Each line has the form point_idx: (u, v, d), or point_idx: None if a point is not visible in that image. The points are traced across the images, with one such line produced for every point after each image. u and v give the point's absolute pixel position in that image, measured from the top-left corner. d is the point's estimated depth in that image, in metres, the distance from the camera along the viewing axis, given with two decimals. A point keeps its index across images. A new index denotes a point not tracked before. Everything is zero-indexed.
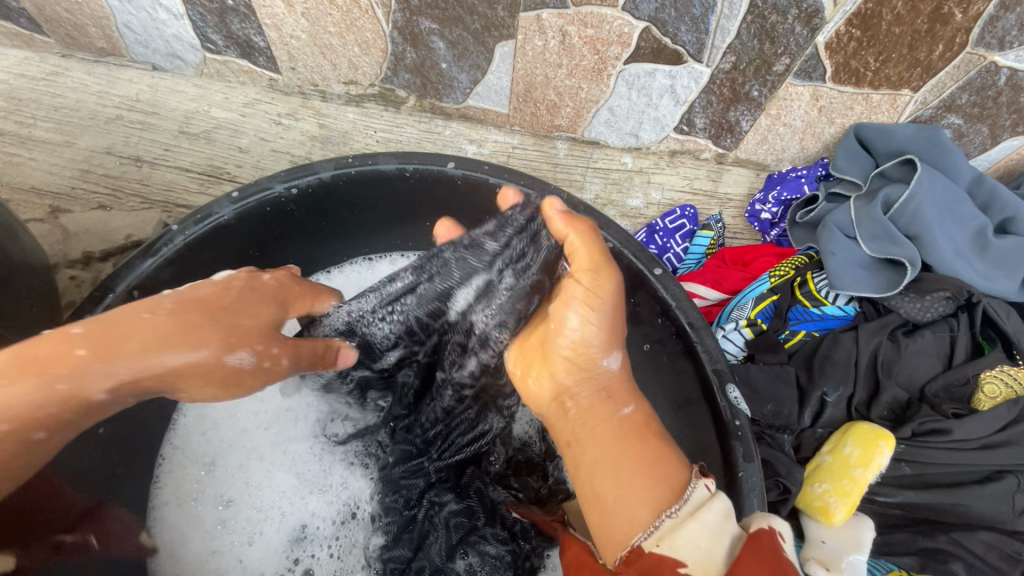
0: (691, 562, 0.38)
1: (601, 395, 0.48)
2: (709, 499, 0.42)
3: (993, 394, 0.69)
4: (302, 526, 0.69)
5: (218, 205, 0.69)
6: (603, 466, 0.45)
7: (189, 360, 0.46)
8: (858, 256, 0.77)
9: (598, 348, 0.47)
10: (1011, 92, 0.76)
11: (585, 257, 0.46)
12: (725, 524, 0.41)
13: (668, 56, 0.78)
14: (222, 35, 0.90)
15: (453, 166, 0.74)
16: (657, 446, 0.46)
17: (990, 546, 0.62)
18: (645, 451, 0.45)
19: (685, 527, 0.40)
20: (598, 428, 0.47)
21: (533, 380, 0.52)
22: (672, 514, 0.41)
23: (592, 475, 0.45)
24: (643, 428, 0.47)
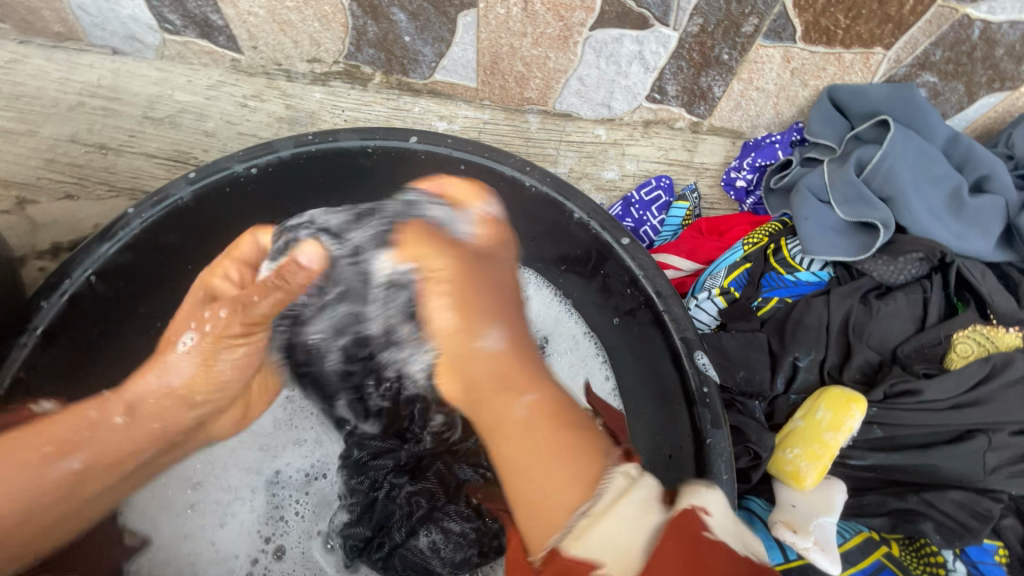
0: (608, 561, 0.37)
1: (501, 378, 0.49)
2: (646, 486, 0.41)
3: (965, 353, 0.69)
4: (276, 474, 0.71)
5: (174, 186, 0.68)
6: (514, 458, 0.44)
7: (163, 371, 0.52)
8: (832, 219, 0.76)
9: (470, 329, 0.51)
10: (985, 47, 0.74)
11: (428, 257, 0.53)
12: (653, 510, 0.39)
13: (634, 20, 0.76)
14: (179, 14, 0.87)
15: (415, 140, 0.72)
16: (570, 429, 0.45)
17: (960, 505, 0.62)
18: (553, 439, 0.44)
19: (600, 524, 0.38)
20: (508, 419, 0.46)
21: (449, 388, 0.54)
22: (586, 511, 0.40)
23: (510, 463, 0.45)
24: (561, 411, 0.46)
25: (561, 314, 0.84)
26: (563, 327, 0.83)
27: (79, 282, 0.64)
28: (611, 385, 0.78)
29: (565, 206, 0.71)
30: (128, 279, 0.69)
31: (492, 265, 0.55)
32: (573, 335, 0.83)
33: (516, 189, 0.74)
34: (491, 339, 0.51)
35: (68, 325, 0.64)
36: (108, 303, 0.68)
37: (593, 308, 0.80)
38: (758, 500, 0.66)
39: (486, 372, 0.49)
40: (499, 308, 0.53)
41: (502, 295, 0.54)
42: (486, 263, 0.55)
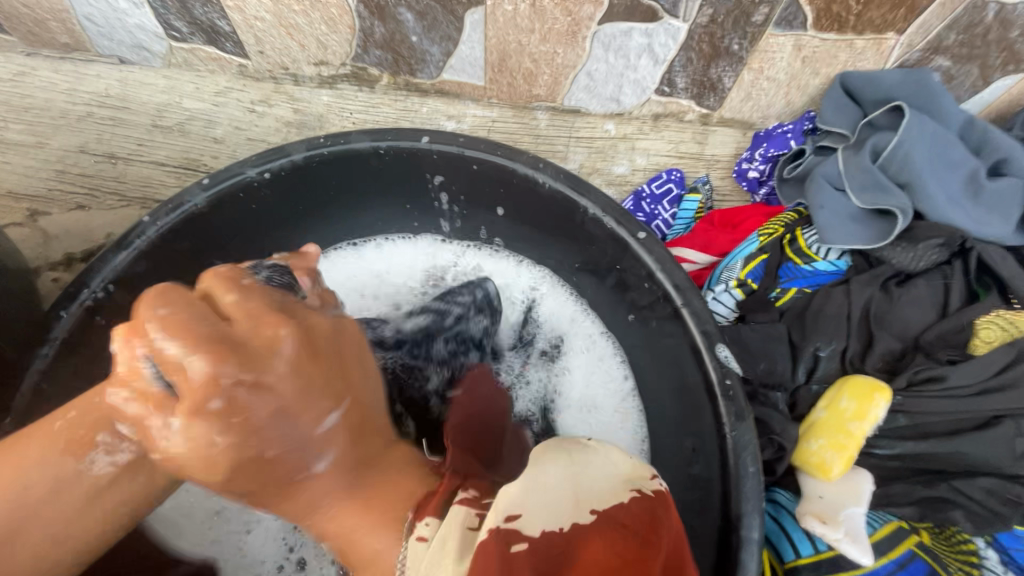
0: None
1: (290, 482, 0.43)
2: (431, 551, 0.39)
3: (989, 339, 0.67)
4: None
5: (189, 193, 0.68)
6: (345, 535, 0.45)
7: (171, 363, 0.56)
8: (848, 208, 0.75)
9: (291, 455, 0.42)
10: (1000, 29, 0.73)
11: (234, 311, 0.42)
12: (456, 539, 0.39)
13: (643, 13, 0.75)
14: (185, 21, 0.87)
15: (428, 140, 0.72)
16: (375, 514, 0.45)
17: (990, 492, 0.62)
18: (368, 500, 0.45)
19: (427, 560, 0.39)
20: (317, 492, 0.44)
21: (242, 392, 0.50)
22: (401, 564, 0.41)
23: (347, 539, 0.45)
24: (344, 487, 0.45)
25: (576, 313, 0.83)
26: (579, 327, 0.83)
27: (98, 291, 0.64)
28: (629, 385, 0.78)
29: (579, 201, 0.71)
30: (145, 288, 0.69)
31: (274, 364, 0.40)
32: (589, 335, 0.82)
33: (529, 186, 0.73)
34: (329, 419, 0.43)
35: (87, 335, 0.64)
36: (125, 312, 0.68)
37: (608, 304, 0.79)
38: (784, 491, 0.66)
39: (242, 477, 0.41)
40: (295, 401, 0.41)
41: (303, 398, 0.41)
42: (304, 358, 0.42)
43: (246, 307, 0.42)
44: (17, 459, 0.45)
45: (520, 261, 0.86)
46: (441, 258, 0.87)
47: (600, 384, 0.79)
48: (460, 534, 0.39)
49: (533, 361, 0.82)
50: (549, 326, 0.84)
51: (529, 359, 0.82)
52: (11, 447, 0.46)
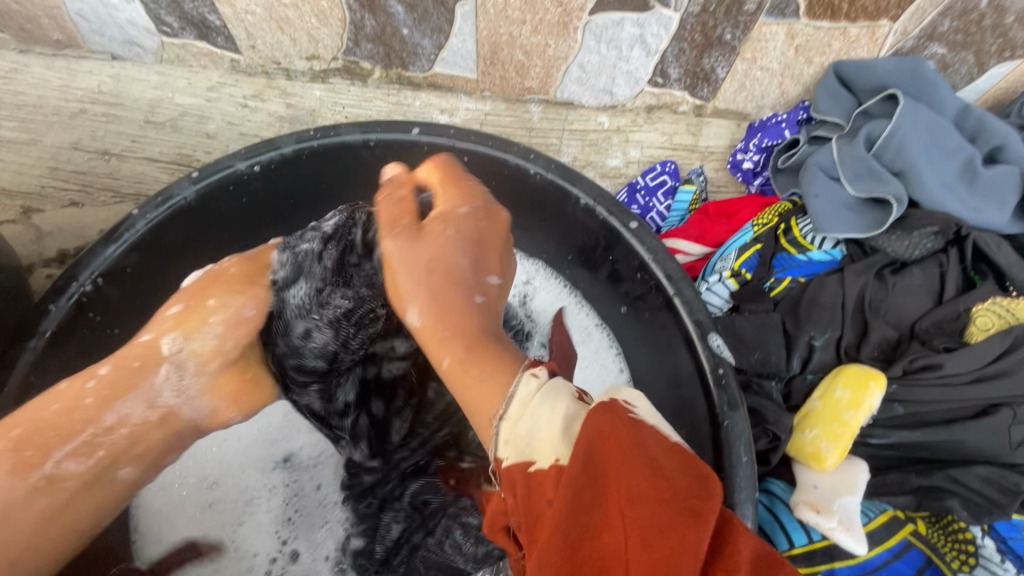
0: (537, 456, 0.36)
1: (436, 294, 0.52)
2: (543, 389, 0.39)
3: (985, 326, 0.67)
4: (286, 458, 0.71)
5: (178, 186, 0.67)
6: (460, 376, 0.46)
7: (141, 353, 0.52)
8: (842, 197, 0.75)
9: (461, 273, 0.54)
10: (994, 15, 0.73)
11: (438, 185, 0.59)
12: (560, 403, 0.38)
13: (634, 3, 0.75)
14: (176, 16, 0.87)
15: (418, 131, 0.72)
16: (489, 348, 0.47)
17: (986, 480, 0.61)
18: (483, 346, 0.47)
19: (516, 423, 0.39)
20: (456, 311, 0.51)
21: (390, 241, 0.56)
22: (503, 416, 0.40)
23: (461, 364, 0.46)
24: (442, 315, 0.51)
25: (570, 305, 0.82)
26: (574, 318, 0.82)
27: (86, 285, 0.63)
28: (626, 377, 0.77)
29: (571, 191, 0.70)
30: (135, 280, 0.69)
31: (462, 222, 0.56)
32: (585, 327, 0.81)
33: (521, 177, 0.73)
34: (489, 280, 0.55)
35: (76, 328, 0.64)
36: (113, 306, 0.67)
37: (601, 296, 0.79)
38: (779, 482, 0.65)
39: (411, 276, 0.54)
40: (480, 260, 0.56)
41: (469, 253, 0.55)
42: (492, 219, 0.58)
43: (442, 178, 0.59)
44: (43, 419, 0.48)
45: (511, 253, 0.85)
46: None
47: (597, 375, 0.78)
48: (565, 404, 0.37)
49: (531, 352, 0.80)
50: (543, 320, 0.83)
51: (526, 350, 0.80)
52: (37, 409, 0.48)
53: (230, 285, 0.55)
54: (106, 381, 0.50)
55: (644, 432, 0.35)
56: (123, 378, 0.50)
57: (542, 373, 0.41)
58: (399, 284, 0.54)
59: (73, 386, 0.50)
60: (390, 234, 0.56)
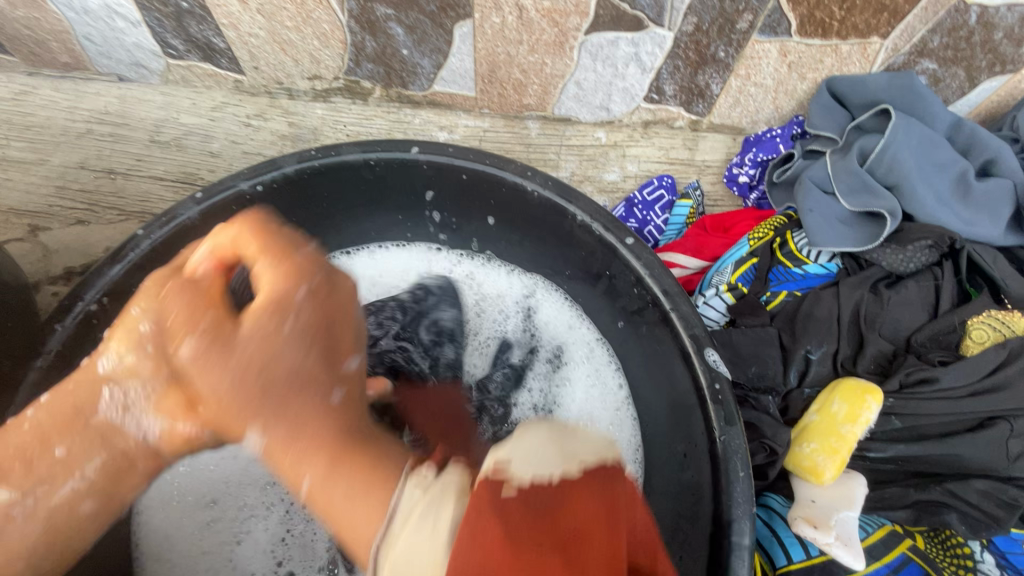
0: None
1: (282, 415, 0.39)
2: (426, 497, 0.33)
3: (981, 339, 0.67)
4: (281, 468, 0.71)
5: (182, 207, 0.69)
6: (322, 505, 0.36)
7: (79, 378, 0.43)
8: (837, 211, 0.76)
9: (311, 376, 0.41)
10: (984, 31, 0.74)
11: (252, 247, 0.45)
12: (443, 511, 0.32)
13: (629, 23, 0.76)
14: (182, 39, 0.89)
15: (417, 150, 0.73)
16: (370, 457, 0.37)
17: (985, 494, 0.61)
18: (358, 466, 0.37)
19: (395, 545, 0.32)
20: (306, 426, 0.39)
21: (186, 338, 0.41)
22: (382, 532, 0.33)
23: (319, 498, 0.36)
24: (290, 433, 0.38)
25: (572, 320, 0.83)
26: (576, 334, 0.83)
27: (91, 304, 0.65)
28: (624, 394, 0.77)
29: (567, 208, 0.71)
30: None
31: (295, 309, 0.42)
32: (587, 342, 0.82)
33: (519, 194, 0.74)
34: (351, 363, 0.44)
35: (82, 347, 0.65)
36: None
37: (599, 311, 0.80)
38: (777, 496, 0.66)
39: (228, 398, 0.39)
40: (335, 346, 0.43)
41: (312, 344, 0.42)
42: (322, 301, 0.44)
43: (269, 244, 0.46)
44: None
45: (511, 269, 0.87)
46: (437, 266, 0.88)
47: (596, 391, 0.79)
48: (453, 507, 0.32)
49: (534, 369, 0.82)
50: (547, 334, 0.84)
51: (529, 367, 0.83)
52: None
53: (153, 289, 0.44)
54: (48, 412, 0.43)
55: (528, 506, 0.31)
56: (63, 410, 0.43)
57: (427, 473, 0.35)
58: (213, 394, 0.40)
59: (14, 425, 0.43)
60: (192, 330, 0.41)
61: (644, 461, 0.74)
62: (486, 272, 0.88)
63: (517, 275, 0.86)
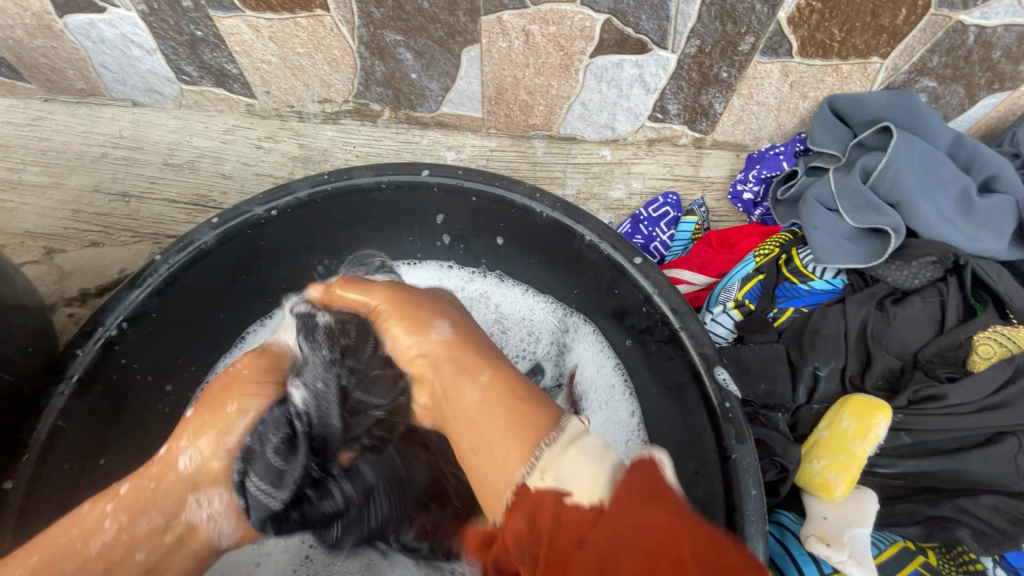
0: (577, 490, 0.40)
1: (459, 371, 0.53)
2: (576, 443, 0.43)
3: (987, 355, 0.68)
4: None
5: (198, 232, 0.70)
6: (482, 413, 0.49)
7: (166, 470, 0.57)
8: (841, 228, 0.77)
9: (464, 343, 0.56)
10: (982, 51, 0.75)
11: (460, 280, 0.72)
12: (603, 459, 0.42)
13: (633, 46, 0.78)
14: (195, 66, 0.91)
15: (428, 173, 0.74)
16: (521, 401, 0.49)
17: (996, 509, 0.62)
18: (507, 408, 0.48)
19: (564, 454, 0.42)
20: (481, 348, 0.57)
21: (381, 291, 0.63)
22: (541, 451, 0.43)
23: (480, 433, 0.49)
24: (467, 345, 0.56)
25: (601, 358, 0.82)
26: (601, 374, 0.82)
27: (112, 329, 0.66)
28: (637, 421, 0.77)
29: (576, 229, 0.72)
30: (157, 323, 0.71)
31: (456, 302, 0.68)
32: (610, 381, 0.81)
33: (528, 215, 0.75)
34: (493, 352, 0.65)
35: (101, 371, 0.66)
36: (137, 348, 0.70)
37: (607, 329, 0.80)
38: (789, 513, 0.66)
39: (429, 311, 0.60)
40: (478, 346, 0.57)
41: (476, 317, 0.65)
42: (470, 313, 0.67)
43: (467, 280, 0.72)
44: (59, 545, 0.52)
45: (527, 290, 0.88)
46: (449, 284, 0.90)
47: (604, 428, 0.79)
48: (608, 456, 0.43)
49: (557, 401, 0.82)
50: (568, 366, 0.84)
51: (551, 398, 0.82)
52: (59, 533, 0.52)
53: (243, 386, 0.60)
54: (125, 500, 0.55)
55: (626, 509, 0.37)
56: (142, 497, 0.55)
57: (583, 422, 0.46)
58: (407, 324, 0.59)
59: (94, 508, 0.54)
60: (403, 291, 0.63)
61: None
62: (511, 296, 0.89)
63: (536, 298, 0.88)
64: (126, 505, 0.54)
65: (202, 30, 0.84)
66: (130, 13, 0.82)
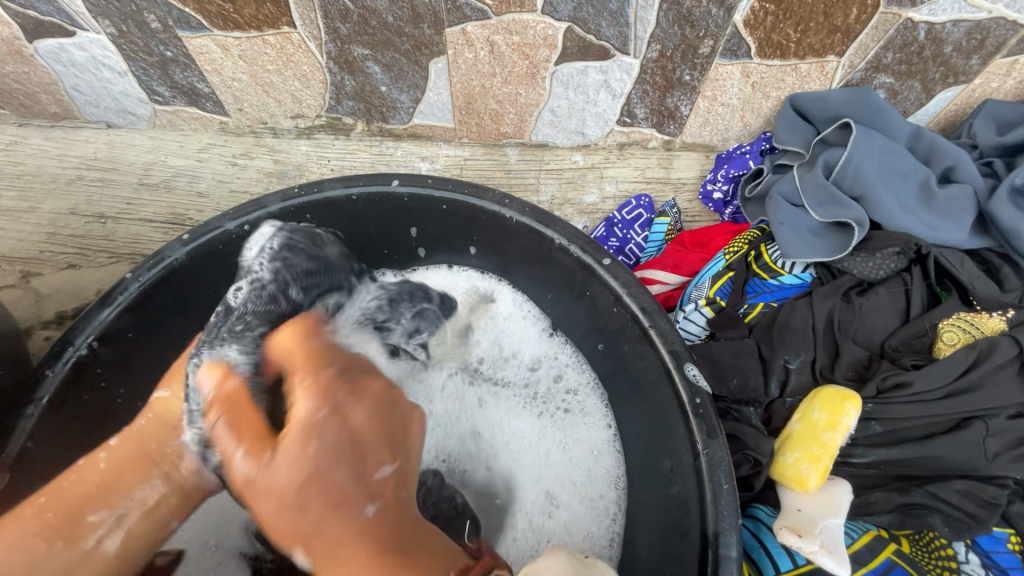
0: None
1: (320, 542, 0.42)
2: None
3: (952, 341, 0.69)
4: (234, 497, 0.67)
5: (169, 248, 0.71)
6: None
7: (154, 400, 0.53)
8: (807, 223, 0.78)
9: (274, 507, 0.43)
10: (933, 46, 0.77)
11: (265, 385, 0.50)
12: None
13: (596, 52, 0.80)
14: (167, 86, 0.92)
15: (398, 183, 0.75)
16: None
17: (965, 494, 0.63)
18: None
19: None
20: (347, 557, 0.41)
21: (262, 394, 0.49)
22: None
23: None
24: (329, 558, 0.41)
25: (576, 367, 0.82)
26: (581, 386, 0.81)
27: (81, 349, 0.66)
28: (612, 433, 0.78)
29: (545, 233, 0.73)
30: (127, 340, 0.70)
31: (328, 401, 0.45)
32: (588, 395, 0.81)
33: (498, 221, 0.76)
34: (384, 470, 0.45)
35: (72, 392, 0.66)
36: (110, 367, 0.70)
37: (581, 334, 0.81)
38: (764, 506, 0.67)
39: (279, 518, 0.42)
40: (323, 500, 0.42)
41: (343, 459, 0.44)
42: (353, 408, 0.46)
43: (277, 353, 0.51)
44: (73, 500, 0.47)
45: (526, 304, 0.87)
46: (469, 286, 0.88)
47: (558, 449, 0.78)
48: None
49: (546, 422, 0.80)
50: (557, 385, 0.82)
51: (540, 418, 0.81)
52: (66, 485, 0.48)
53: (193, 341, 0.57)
54: (119, 450, 0.51)
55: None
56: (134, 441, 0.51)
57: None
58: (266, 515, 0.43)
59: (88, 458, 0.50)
60: (252, 454, 0.44)
61: (627, 497, 0.74)
62: (518, 321, 0.87)
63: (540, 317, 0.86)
64: (125, 453, 0.51)
65: (171, 50, 0.85)
66: (99, 36, 0.83)
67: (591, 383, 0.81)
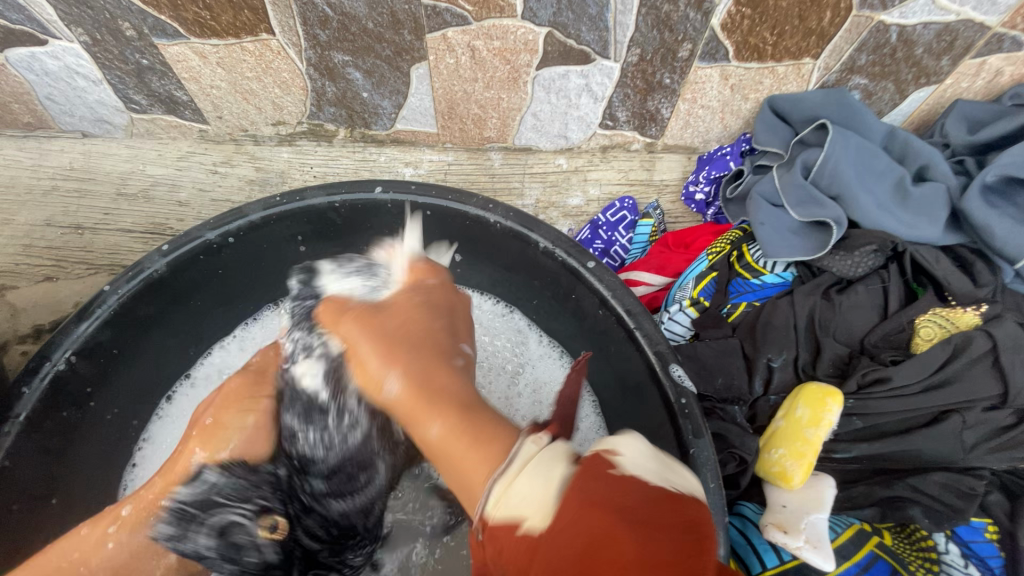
0: (525, 513, 0.34)
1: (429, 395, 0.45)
2: (535, 456, 0.37)
3: (928, 337, 0.71)
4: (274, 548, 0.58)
5: (149, 259, 0.69)
6: (442, 456, 0.42)
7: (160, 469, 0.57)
8: (787, 222, 0.80)
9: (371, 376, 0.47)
10: (905, 48, 0.79)
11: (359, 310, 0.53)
12: (555, 469, 0.36)
13: (576, 57, 0.80)
14: (144, 94, 0.91)
15: (381, 190, 0.75)
16: (479, 438, 0.41)
17: (944, 486, 0.64)
18: (462, 434, 0.41)
19: (519, 478, 0.36)
20: (434, 394, 0.44)
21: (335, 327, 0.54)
22: (501, 473, 0.37)
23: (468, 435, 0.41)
24: (428, 387, 0.45)
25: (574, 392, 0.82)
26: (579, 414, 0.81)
27: (59, 363, 0.64)
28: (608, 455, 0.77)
29: (530, 237, 0.73)
30: (107, 354, 0.69)
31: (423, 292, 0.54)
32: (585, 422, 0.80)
33: (482, 226, 0.76)
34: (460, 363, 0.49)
35: (50, 409, 0.64)
36: (89, 381, 0.68)
37: (567, 337, 0.81)
38: (750, 503, 0.68)
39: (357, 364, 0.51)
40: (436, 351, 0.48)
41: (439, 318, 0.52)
42: (435, 297, 0.54)
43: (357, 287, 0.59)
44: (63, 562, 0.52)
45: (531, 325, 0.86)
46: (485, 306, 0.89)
47: None
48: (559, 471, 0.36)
49: None
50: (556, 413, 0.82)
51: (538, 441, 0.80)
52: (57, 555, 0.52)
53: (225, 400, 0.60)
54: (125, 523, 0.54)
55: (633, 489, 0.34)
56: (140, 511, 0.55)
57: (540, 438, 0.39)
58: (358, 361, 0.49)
59: (96, 530, 0.54)
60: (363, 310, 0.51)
61: None
62: (526, 345, 0.86)
63: (550, 345, 0.85)
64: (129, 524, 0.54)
65: (147, 58, 0.84)
66: (73, 44, 0.81)
67: (585, 399, 0.81)
